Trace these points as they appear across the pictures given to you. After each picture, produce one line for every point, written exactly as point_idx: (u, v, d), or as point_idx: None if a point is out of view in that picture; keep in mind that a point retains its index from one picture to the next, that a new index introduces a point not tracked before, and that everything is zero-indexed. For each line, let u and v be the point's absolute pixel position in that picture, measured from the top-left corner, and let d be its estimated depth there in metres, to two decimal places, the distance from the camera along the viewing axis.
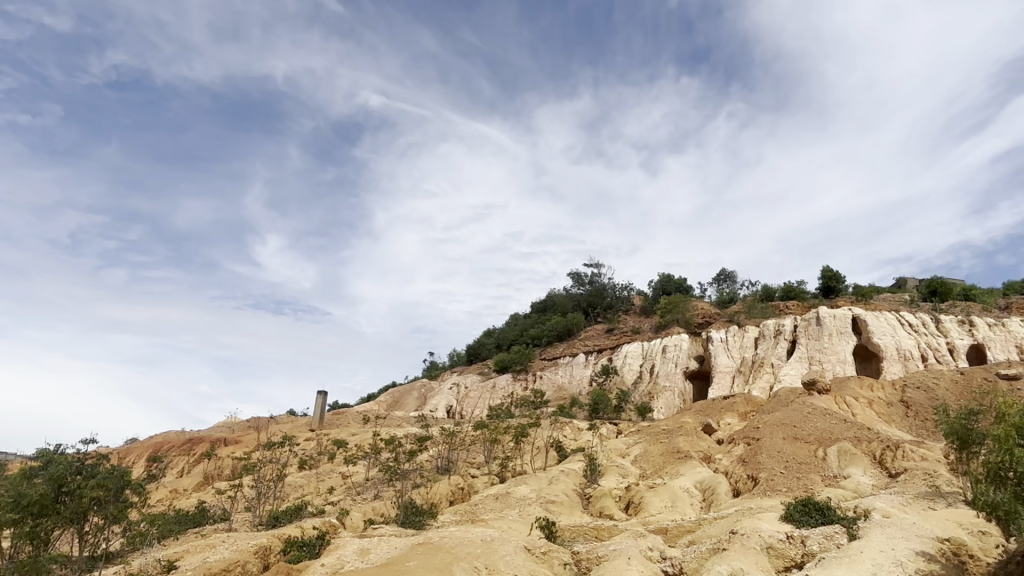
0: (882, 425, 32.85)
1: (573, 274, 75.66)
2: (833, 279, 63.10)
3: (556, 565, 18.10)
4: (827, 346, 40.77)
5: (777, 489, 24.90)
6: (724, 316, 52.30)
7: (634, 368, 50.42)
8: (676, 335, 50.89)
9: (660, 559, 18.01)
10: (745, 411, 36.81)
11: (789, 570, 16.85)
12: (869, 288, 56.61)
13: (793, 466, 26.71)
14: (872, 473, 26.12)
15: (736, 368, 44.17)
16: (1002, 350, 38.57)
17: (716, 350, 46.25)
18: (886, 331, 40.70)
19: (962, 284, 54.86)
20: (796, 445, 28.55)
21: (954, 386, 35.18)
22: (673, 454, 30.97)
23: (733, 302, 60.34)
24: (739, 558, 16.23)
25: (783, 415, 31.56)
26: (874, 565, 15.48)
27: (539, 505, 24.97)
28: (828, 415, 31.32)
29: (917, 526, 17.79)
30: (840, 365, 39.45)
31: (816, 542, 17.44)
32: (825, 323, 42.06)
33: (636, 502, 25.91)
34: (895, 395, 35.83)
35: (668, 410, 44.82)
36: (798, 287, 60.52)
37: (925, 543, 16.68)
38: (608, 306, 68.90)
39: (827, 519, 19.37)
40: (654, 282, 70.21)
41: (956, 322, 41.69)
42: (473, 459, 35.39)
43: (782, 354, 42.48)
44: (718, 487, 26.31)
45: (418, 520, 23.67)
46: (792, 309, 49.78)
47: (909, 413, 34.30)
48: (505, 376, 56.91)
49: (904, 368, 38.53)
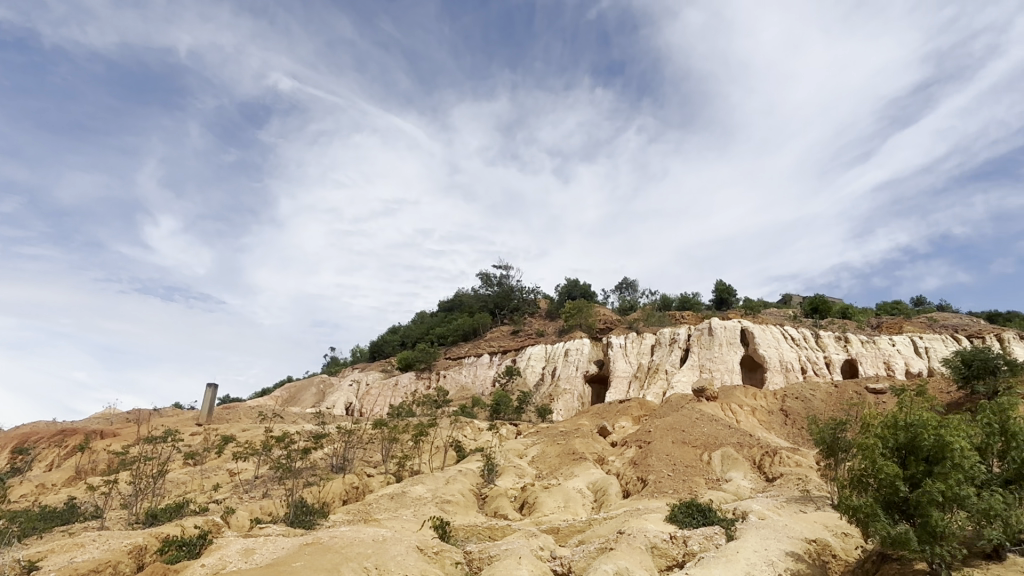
0: (762, 432, 34.95)
1: (482, 274, 75.97)
2: (726, 293, 66.47)
3: (448, 564, 18.11)
4: (717, 355, 42.89)
5: (664, 491, 25.97)
6: (625, 322, 53.98)
7: (536, 370, 51.20)
8: (578, 339, 52.06)
9: (549, 558, 18.36)
10: (639, 415, 38.17)
11: (671, 569, 17.58)
12: (758, 303, 60.10)
13: (680, 469, 27.96)
14: (751, 477, 27.73)
15: (633, 374, 45.69)
16: (872, 365, 41.87)
17: (614, 355, 47.66)
18: (770, 344, 43.29)
19: (839, 303, 59.11)
20: (684, 449, 29.90)
21: (828, 398, 37.92)
22: (569, 455, 31.68)
23: (634, 310, 62.39)
24: (625, 558, 16.81)
25: (673, 419, 32.96)
26: (749, 564, 16.37)
27: (435, 505, 24.89)
28: (715, 421, 32.97)
29: (788, 528, 19.03)
30: (728, 374, 41.62)
31: (697, 542, 18.29)
32: (717, 333, 44.22)
33: (531, 502, 26.31)
34: (776, 403, 38.18)
35: (566, 412, 45.84)
36: (694, 298, 63.43)
37: (795, 544, 17.86)
38: (515, 308, 69.62)
39: (708, 520, 20.40)
40: (561, 286, 71.62)
41: (833, 337, 44.89)
42: (370, 457, 34.81)
43: (676, 361, 44.34)
44: (609, 488, 27.16)
45: (308, 520, 23.06)
46: (687, 318, 52.09)
47: (787, 421, 36.64)
48: (408, 374, 56.31)
49: (785, 379, 41.09)
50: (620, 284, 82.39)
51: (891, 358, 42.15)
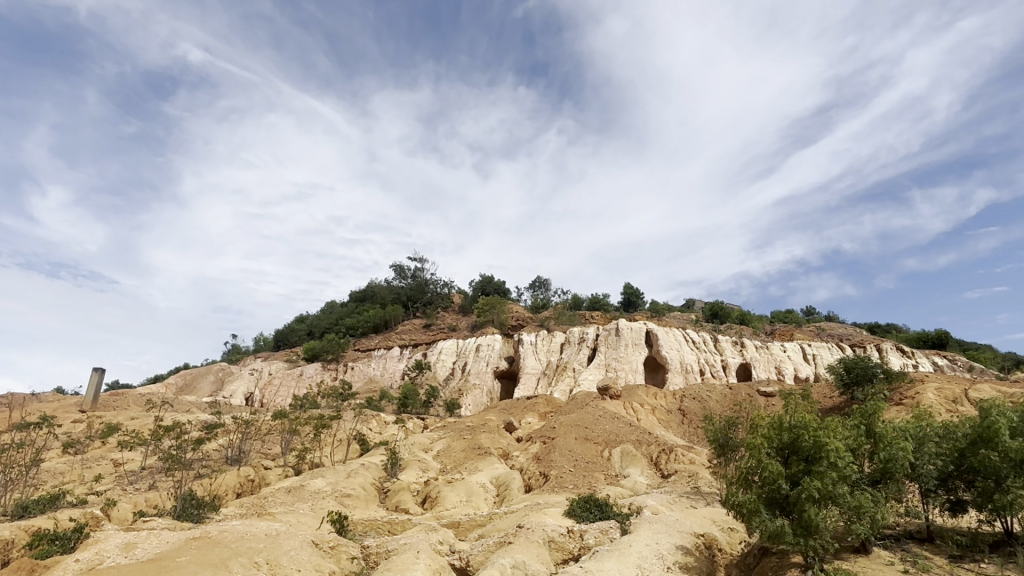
0: (661, 430, 36.29)
1: (396, 265, 74.94)
2: (634, 295, 68.52)
3: (343, 559, 17.79)
4: (622, 355, 44.15)
5: (565, 486, 26.51)
6: (536, 320, 54.65)
7: (447, 365, 51.00)
8: (490, 335, 52.31)
9: (448, 552, 18.35)
10: (545, 411, 38.77)
11: (567, 562, 18.00)
12: (663, 306, 62.33)
13: (581, 465, 28.63)
14: (648, 473, 28.78)
15: (542, 371, 46.33)
16: (765, 369, 44.31)
17: (525, 352, 48.15)
18: (673, 346, 44.96)
19: (738, 309, 62.08)
20: (586, 445, 30.63)
21: (723, 399, 39.86)
22: (474, 450, 31.80)
23: (546, 308, 63.26)
24: (522, 551, 17.06)
25: (577, 416, 33.69)
26: (640, 558, 16.96)
27: (333, 498, 24.41)
28: (617, 419, 33.94)
29: (679, 522, 19.84)
30: (632, 374, 42.95)
31: (592, 536, 18.78)
32: (623, 334, 45.46)
33: (433, 496, 26.25)
34: (674, 403, 39.74)
35: (475, 408, 45.98)
36: (604, 299, 65.02)
37: (684, 538, 18.63)
38: (428, 302, 69.11)
39: (605, 515, 20.99)
40: (475, 282, 71.66)
41: (730, 341, 47.13)
42: (268, 449, 33.70)
43: (583, 360, 45.32)
44: (512, 483, 27.47)
45: (197, 513, 22.08)
46: (596, 318, 53.32)
47: (684, 420, 38.23)
48: (314, 364, 54.87)
49: (684, 380, 42.83)
50: (533, 282, 83.32)
51: (782, 363, 44.71)
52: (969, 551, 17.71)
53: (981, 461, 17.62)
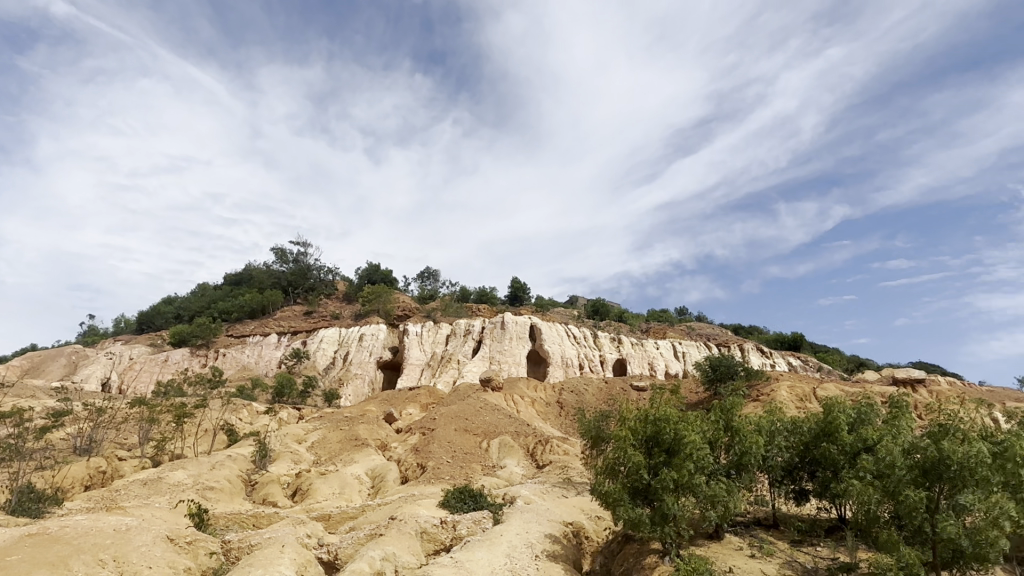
0: (539, 422, 37.12)
1: (277, 248, 71.84)
2: (520, 289, 69.54)
3: (201, 555, 16.89)
4: (506, 348, 44.71)
5: (441, 477, 26.52)
6: (423, 310, 54.19)
7: (327, 354, 49.53)
8: (374, 325, 51.34)
9: (316, 546, 17.86)
10: (426, 402, 38.59)
11: (438, 553, 18.03)
12: (548, 302, 63.74)
13: (459, 456, 28.75)
14: (524, 464, 29.36)
15: (426, 362, 46.01)
16: (639, 365, 46.41)
17: (409, 342, 47.55)
18: (555, 340, 46.06)
19: (618, 307, 64.51)
20: (465, 436, 30.75)
21: (598, 393, 41.39)
22: (350, 441, 31.16)
23: (432, 299, 62.85)
24: (393, 543, 16.88)
25: (457, 407, 33.77)
26: (510, 547, 17.27)
27: (194, 491, 23.12)
28: (497, 411, 34.36)
29: (549, 511, 20.40)
30: (515, 367, 43.61)
31: (465, 526, 18.92)
32: (508, 327, 46.00)
33: (303, 489, 25.48)
34: (553, 396, 40.77)
35: (355, 398, 45.08)
36: (491, 292, 65.53)
37: (553, 526, 19.17)
38: (310, 288, 66.75)
39: (478, 505, 21.21)
40: (360, 269, 70.03)
41: (609, 337, 48.93)
42: (124, 439, 31.36)
43: (468, 352, 45.40)
44: (387, 475, 27.14)
45: (36, 508, 20.20)
46: (482, 311, 53.58)
47: (561, 413, 39.34)
48: (181, 350, 51.62)
49: (564, 374, 44.03)
50: (421, 272, 82.60)
51: (655, 359, 47.03)
52: (808, 535, 19.41)
53: (822, 454, 19.34)
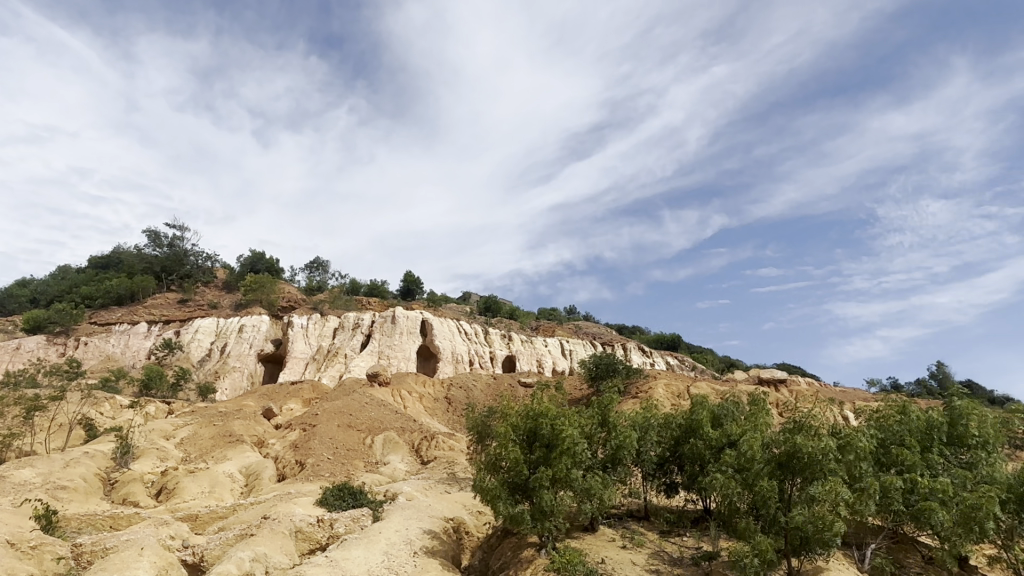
0: (426, 418, 36.95)
1: (150, 231, 67.19)
2: (413, 284, 68.77)
3: (46, 561, 15.51)
4: (396, 343, 44.09)
5: (320, 474, 25.80)
6: (310, 302, 52.41)
7: (203, 345, 46.88)
8: (255, 316, 49.12)
9: (180, 548, 16.87)
10: (309, 397, 37.41)
11: (313, 552, 17.55)
12: (439, 297, 63.44)
13: (340, 452, 28.08)
14: (408, 460, 29.12)
15: (310, 356, 44.53)
16: (527, 362, 47.25)
17: (293, 335, 45.69)
18: (446, 336, 45.92)
19: (510, 305, 65.27)
20: (347, 432, 30.06)
21: (486, 389, 41.76)
22: (224, 437, 29.70)
23: (320, 291, 60.93)
24: (265, 543, 16.24)
25: (342, 402, 32.94)
26: (388, 544, 17.06)
27: (43, 491, 21.22)
28: (383, 406, 33.85)
29: (430, 507, 20.31)
30: (404, 362, 43.14)
31: (342, 525, 18.52)
32: (399, 322, 45.35)
33: (170, 488, 24.02)
34: (441, 391, 40.67)
35: (232, 392, 43.07)
36: (382, 285, 64.43)
37: (433, 522, 19.10)
38: (186, 275, 62.89)
39: (358, 502, 20.80)
40: (243, 257, 66.82)
41: (499, 334, 49.38)
42: None
43: (356, 346, 44.33)
44: (263, 472, 26.08)
45: None
46: (372, 304, 52.55)
47: (449, 408, 39.37)
48: (36, 337, 47.24)
49: (454, 369, 44.07)
50: (309, 263, 79.92)
51: (543, 357, 48.03)
52: (676, 526, 20.49)
53: (691, 449, 20.45)
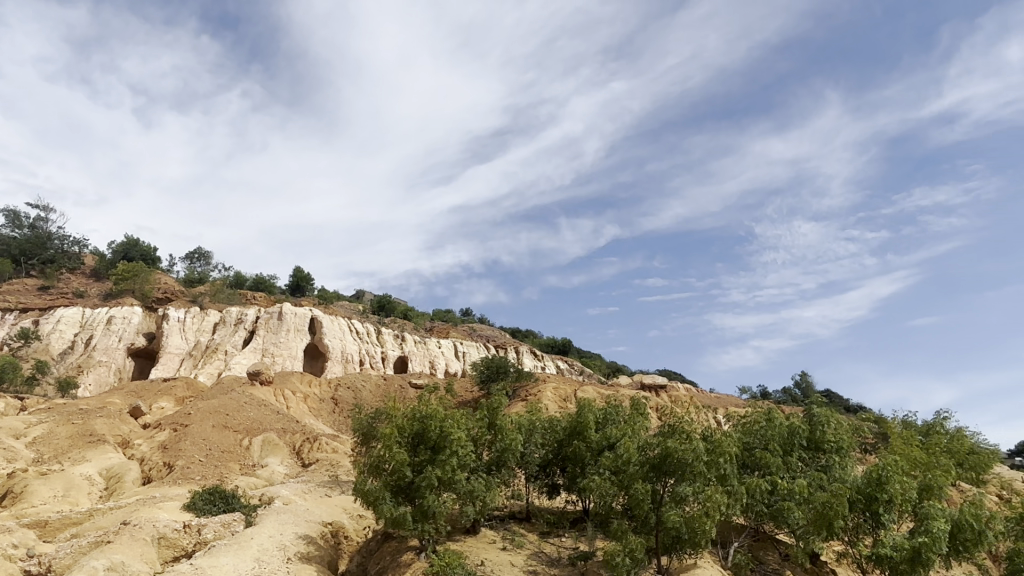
0: (310, 419, 35.89)
1: (8, 211, 61.28)
2: (303, 280, 66.53)
3: None
4: (282, 340, 42.44)
5: (190, 477, 24.40)
6: (189, 294, 49.50)
7: (65, 337, 43.24)
8: (127, 307, 45.81)
9: (24, 557, 15.43)
10: (183, 396, 35.37)
11: (177, 560, 16.59)
12: (330, 295, 61.78)
13: (215, 454, 26.70)
14: (287, 463, 28.15)
15: (187, 352, 42.05)
16: (419, 363, 46.93)
17: (169, 329, 42.96)
18: (336, 334, 44.69)
19: (404, 305, 64.52)
20: (224, 433, 28.63)
21: (375, 390, 41.08)
22: (83, 437, 27.47)
23: (201, 283, 57.68)
24: (123, 551, 15.19)
25: (218, 401, 31.32)
26: (260, 550, 16.41)
27: None
28: (263, 406, 32.49)
29: (308, 512, 19.69)
30: (289, 361, 41.64)
31: (211, 530, 17.60)
32: (286, 319, 43.61)
33: (16, 492, 21.90)
34: (328, 392, 39.62)
35: (96, 388, 40.03)
36: (269, 280, 61.91)
37: (310, 527, 18.54)
38: (49, 260, 57.82)
39: (230, 507, 19.83)
40: (116, 244, 62.25)
41: (392, 334, 48.64)
42: None
43: (238, 343, 42.28)
44: (125, 475, 24.31)
45: None
46: (258, 300, 50.35)
47: (335, 409, 38.44)
48: None
49: (343, 370, 43.07)
50: (190, 253, 75.56)
51: (435, 358, 47.85)
52: (555, 527, 20.97)
53: (573, 451, 20.99)
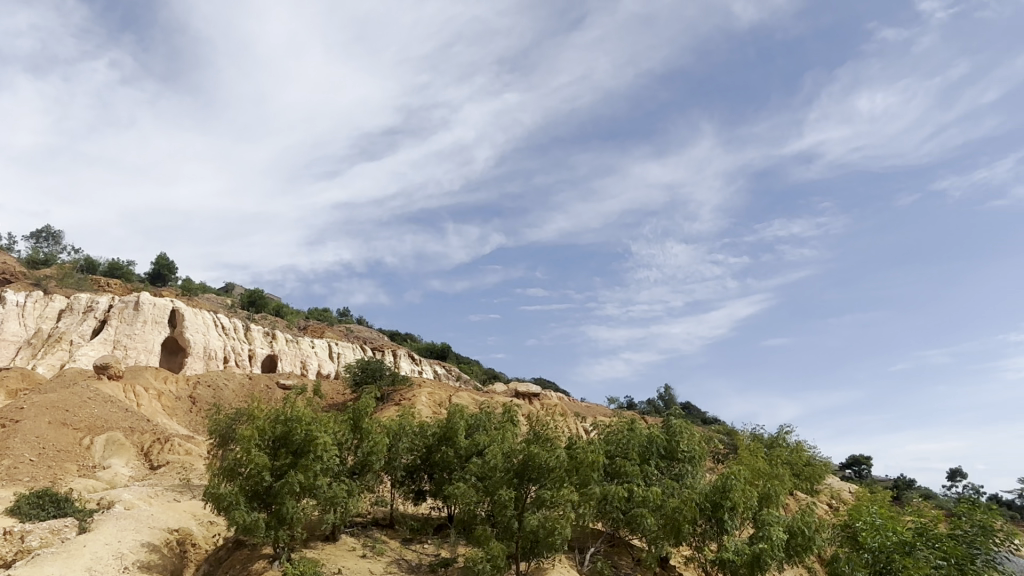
0: (162, 419, 33.59)
1: None
2: (165, 268, 62.36)
3: None
4: (138, 332, 39.38)
5: (17, 479, 22.11)
6: (31, 277, 44.98)
7: None
8: None
9: None
10: (17, 388, 32.06)
11: None
12: (196, 286, 58.30)
13: (48, 454, 24.35)
14: (133, 465, 26.19)
15: (25, 340, 38.13)
16: (289, 363, 45.22)
17: (5, 314, 38.72)
18: (199, 329, 42.06)
19: (276, 301, 61.97)
20: (61, 432, 26.19)
21: (239, 390, 39.20)
22: None
23: (46, 265, 52.65)
24: None
25: (57, 396, 28.61)
26: (92, 559, 15.22)
27: None
28: (110, 403, 30.05)
29: (152, 517, 18.38)
30: (145, 355, 38.80)
31: (37, 537, 16.05)
32: (143, 309, 40.37)
33: None
34: (186, 389, 37.32)
35: None
36: (127, 266, 57.50)
37: (154, 534, 17.34)
38: None
39: (61, 512, 18.15)
40: None
41: (261, 331, 46.50)
42: None
43: (86, 332, 38.74)
44: None
45: None
46: (113, 287, 46.53)
47: (192, 409, 36.30)
48: None
49: (205, 367, 40.73)
50: (35, 231, 68.81)
51: (307, 359, 46.33)
52: (418, 533, 20.83)
53: (441, 457, 21.00)
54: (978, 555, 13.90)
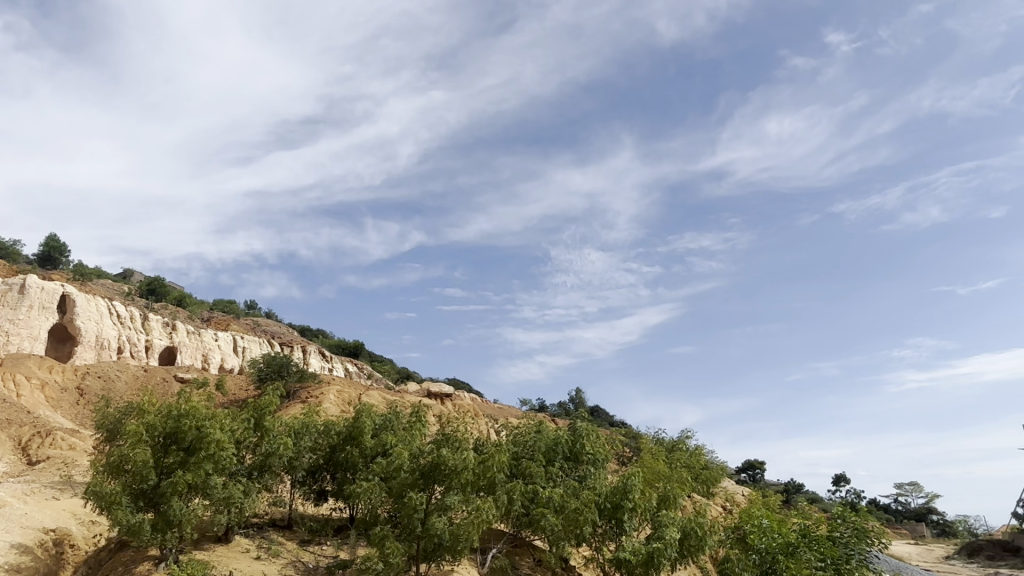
0: (45, 411, 31.41)
1: None
2: (55, 250, 58.34)
3: None
4: (21, 318, 36.57)
5: None
6: None
7: None
8: None
9: None
10: None
11: None
12: (90, 271, 54.89)
13: None
14: (7, 460, 24.37)
15: None
16: (190, 356, 43.35)
17: None
18: (92, 317, 39.49)
19: (178, 290, 59.12)
20: None
21: (132, 382, 37.32)
22: None
23: None
24: None
25: None
26: None
27: None
28: None
29: (25, 517, 17.16)
30: (28, 342, 36.21)
31: None
32: (29, 293, 37.38)
33: None
34: (73, 380, 35.21)
35: None
36: (12, 246, 53.42)
37: (26, 535, 16.21)
38: None
39: None
40: None
41: (161, 322, 44.28)
42: None
43: None
44: None
45: None
46: None
47: (79, 401, 34.21)
48: None
49: (96, 357, 38.48)
50: None
51: (209, 352, 44.57)
52: (317, 534, 20.43)
53: (345, 457, 20.63)
54: (852, 554, 14.96)
